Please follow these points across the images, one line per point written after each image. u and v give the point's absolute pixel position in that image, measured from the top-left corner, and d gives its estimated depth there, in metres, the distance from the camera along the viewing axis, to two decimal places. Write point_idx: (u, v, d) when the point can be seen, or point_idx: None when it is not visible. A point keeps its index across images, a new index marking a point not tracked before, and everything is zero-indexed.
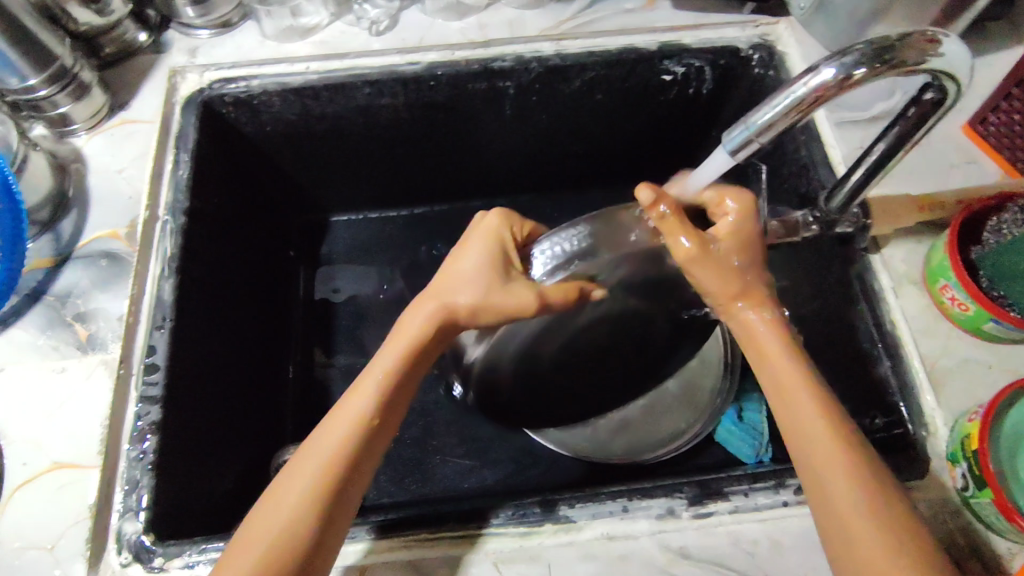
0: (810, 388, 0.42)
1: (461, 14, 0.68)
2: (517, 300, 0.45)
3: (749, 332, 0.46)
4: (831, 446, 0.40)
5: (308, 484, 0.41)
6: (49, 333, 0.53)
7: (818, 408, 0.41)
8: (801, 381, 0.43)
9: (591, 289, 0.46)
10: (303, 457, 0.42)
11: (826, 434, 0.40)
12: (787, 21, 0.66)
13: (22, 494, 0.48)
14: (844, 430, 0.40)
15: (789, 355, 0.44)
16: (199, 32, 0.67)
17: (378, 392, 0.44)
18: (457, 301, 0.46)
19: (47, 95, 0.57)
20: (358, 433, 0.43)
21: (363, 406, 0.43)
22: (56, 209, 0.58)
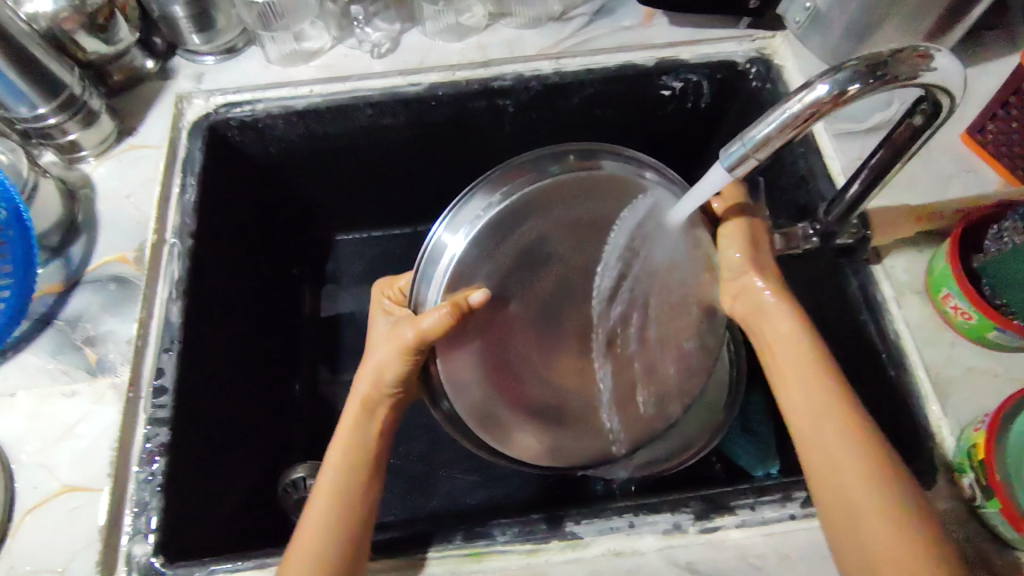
0: (844, 412, 0.44)
1: (461, 34, 0.69)
2: (400, 338, 0.46)
3: (784, 347, 0.48)
4: (861, 468, 0.41)
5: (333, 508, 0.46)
6: (59, 357, 0.54)
7: (855, 440, 0.43)
8: (839, 414, 0.44)
9: (468, 298, 0.44)
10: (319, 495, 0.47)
11: (858, 455, 0.42)
12: (783, 34, 0.67)
13: (34, 517, 0.48)
14: (874, 454, 0.42)
15: (827, 379, 0.45)
16: (205, 58, 0.68)
17: (343, 465, 0.48)
18: (363, 386, 0.51)
19: (57, 122, 0.58)
20: (343, 491, 0.47)
21: (337, 474, 0.47)
22: (66, 235, 0.58)
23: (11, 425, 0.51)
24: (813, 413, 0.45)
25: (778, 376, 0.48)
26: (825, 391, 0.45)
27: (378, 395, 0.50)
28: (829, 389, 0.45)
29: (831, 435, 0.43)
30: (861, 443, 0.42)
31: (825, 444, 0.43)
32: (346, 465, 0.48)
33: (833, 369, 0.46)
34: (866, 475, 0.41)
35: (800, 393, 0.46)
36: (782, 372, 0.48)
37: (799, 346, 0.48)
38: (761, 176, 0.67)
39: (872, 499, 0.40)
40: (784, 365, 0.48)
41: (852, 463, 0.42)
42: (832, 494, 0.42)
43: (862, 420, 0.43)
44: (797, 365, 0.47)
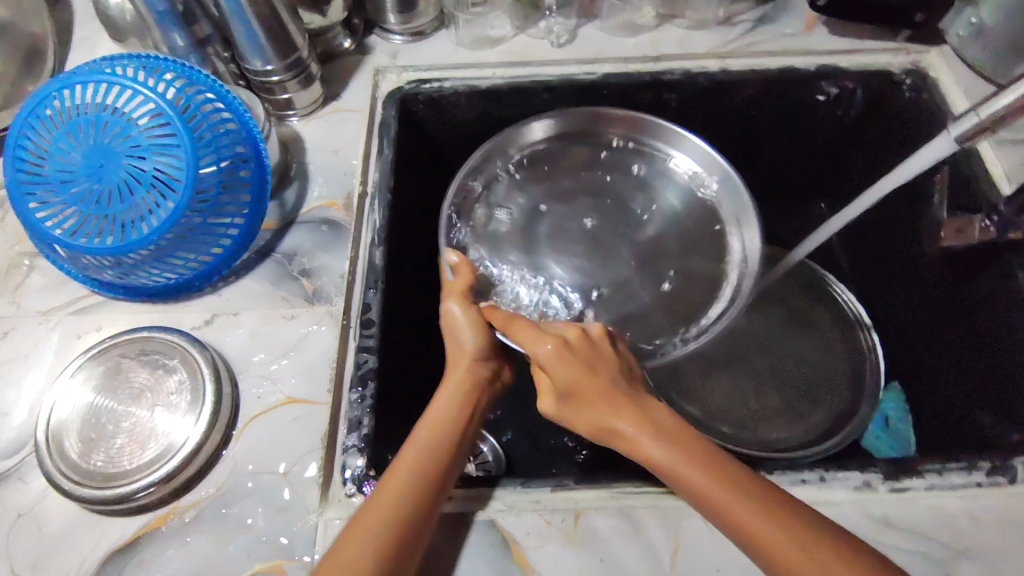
0: (716, 477, 0.43)
1: (634, 31, 0.74)
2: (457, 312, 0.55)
3: (641, 431, 0.45)
4: (795, 543, 0.39)
5: (403, 498, 0.44)
6: (278, 285, 0.59)
7: (768, 515, 0.41)
8: (728, 481, 0.42)
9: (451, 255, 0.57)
10: (394, 476, 0.45)
11: (772, 527, 0.40)
12: (938, 49, 0.71)
13: (259, 422, 0.53)
14: (782, 519, 0.40)
15: (677, 445, 0.44)
16: (396, 37, 0.74)
17: (411, 468, 0.46)
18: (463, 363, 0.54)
19: (280, 80, 0.65)
20: (406, 494, 0.44)
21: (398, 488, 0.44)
22: (282, 180, 0.64)
23: (236, 341, 0.56)
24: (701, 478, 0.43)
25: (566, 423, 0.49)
26: (704, 457, 0.43)
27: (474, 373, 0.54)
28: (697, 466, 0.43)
29: (678, 456, 0.44)
30: (701, 449, 0.44)
31: (741, 521, 0.41)
32: (420, 466, 0.46)
33: (658, 432, 0.45)
34: (735, 482, 0.42)
35: (619, 422, 0.46)
36: (671, 473, 0.44)
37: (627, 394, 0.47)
38: (945, 166, 0.65)
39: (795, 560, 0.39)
40: (597, 417, 0.47)
41: (782, 543, 0.40)
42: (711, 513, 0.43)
43: (737, 482, 0.42)
44: (663, 432, 0.45)
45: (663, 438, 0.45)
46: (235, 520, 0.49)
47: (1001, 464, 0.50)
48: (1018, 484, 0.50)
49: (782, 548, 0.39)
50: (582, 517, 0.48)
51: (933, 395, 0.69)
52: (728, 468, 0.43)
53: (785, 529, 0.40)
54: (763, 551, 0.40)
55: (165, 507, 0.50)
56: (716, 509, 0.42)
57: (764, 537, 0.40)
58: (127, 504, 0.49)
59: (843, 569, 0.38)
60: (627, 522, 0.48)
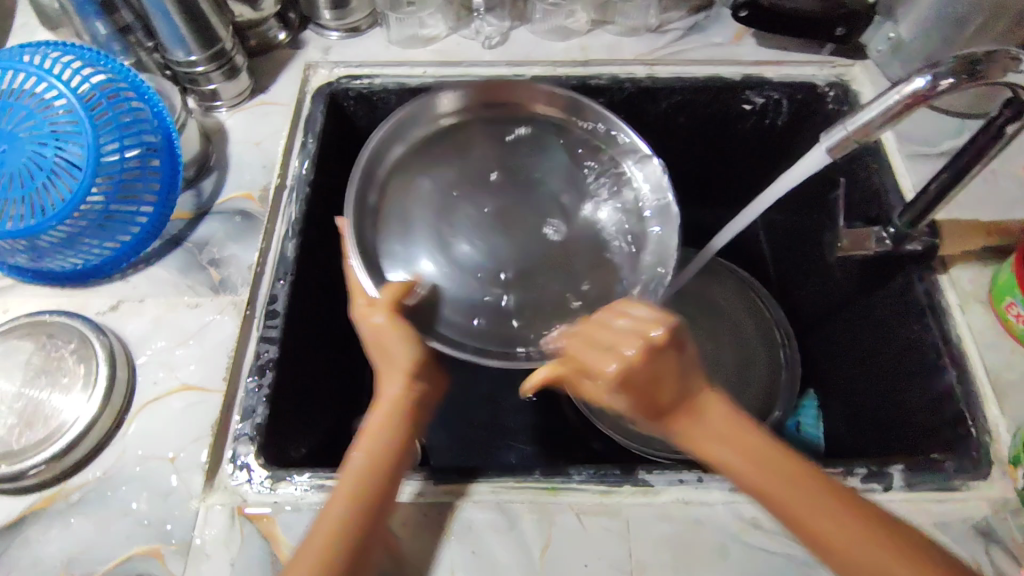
0: (809, 491, 0.40)
1: (565, 36, 0.75)
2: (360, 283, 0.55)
3: (738, 439, 0.43)
4: (896, 556, 0.38)
5: (350, 489, 0.44)
6: (186, 274, 0.60)
7: (834, 518, 0.39)
8: (813, 487, 0.41)
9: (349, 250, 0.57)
10: (337, 494, 0.44)
11: (858, 543, 0.39)
12: (862, 64, 0.71)
13: (152, 408, 0.53)
14: (895, 540, 0.39)
15: (780, 458, 0.42)
16: (330, 33, 0.75)
17: (361, 469, 0.45)
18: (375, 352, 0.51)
19: (205, 71, 0.65)
20: (354, 493, 0.43)
21: (343, 489, 0.44)
22: (200, 170, 0.65)
23: (139, 327, 0.57)
24: (785, 488, 0.41)
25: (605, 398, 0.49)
26: (797, 475, 0.41)
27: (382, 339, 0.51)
28: (805, 489, 0.41)
29: (721, 445, 0.43)
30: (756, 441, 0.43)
31: (825, 538, 0.39)
32: (365, 470, 0.45)
33: (775, 448, 0.43)
34: (773, 469, 0.42)
35: (673, 420, 0.44)
36: (764, 494, 0.41)
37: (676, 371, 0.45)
38: (841, 176, 0.69)
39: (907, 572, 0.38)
40: (709, 445, 0.43)
41: (858, 551, 0.38)
42: (781, 518, 0.41)
43: (818, 486, 0.41)
44: (759, 456, 0.42)
45: (775, 451, 0.42)
46: (119, 504, 0.50)
47: (877, 470, 0.52)
48: (890, 491, 0.51)
49: (880, 566, 0.38)
50: (459, 510, 0.49)
51: (842, 402, 0.70)
52: (764, 449, 0.42)
53: (883, 538, 0.39)
54: (855, 567, 0.39)
55: (53, 488, 0.51)
56: (791, 518, 0.40)
57: (856, 554, 0.39)
58: (15, 482, 0.50)
59: (893, 558, 0.38)
60: (504, 516, 0.49)
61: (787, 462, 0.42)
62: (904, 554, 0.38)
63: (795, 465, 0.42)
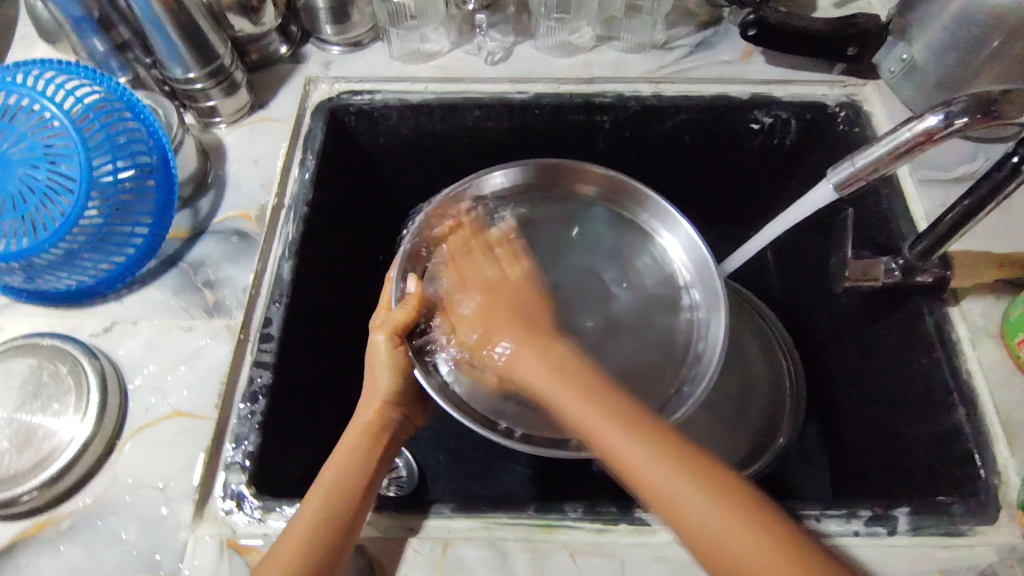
0: (660, 468, 0.41)
1: (569, 52, 0.73)
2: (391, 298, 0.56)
3: (578, 388, 0.46)
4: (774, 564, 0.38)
5: (310, 519, 0.46)
6: (180, 295, 0.59)
7: (695, 497, 0.40)
8: (727, 490, 0.41)
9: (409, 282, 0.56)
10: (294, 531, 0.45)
11: (744, 540, 0.39)
12: (874, 83, 0.70)
13: (143, 434, 0.53)
14: (739, 530, 0.39)
15: (631, 432, 0.43)
16: (332, 47, 0.74)
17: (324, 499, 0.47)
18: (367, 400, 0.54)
19: (203, 88, 0.64)
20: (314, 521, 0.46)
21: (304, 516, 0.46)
22: (197, 188, 0.64)
23: (132, 350, 0.56)
24: (631, 466, 0.42)
25: (490, 333, 0.53)
26: (670, 453, 0.42)
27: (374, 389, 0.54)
28: (665, 466, 0.42)
29: (623, 430, 0.43)
30: (648, 428, 0.43)
31: (693, 518, 0.40)
32: (329, 497, 0.47)
33: (635, 427, 0.43)
34: (702, 470, 0.42)
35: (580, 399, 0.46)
36: (620, 462, 0.43)
37: (570, 355, 0.49)
38: (850, 207, 0.66)
39: None
40: (562, 391, 0.46)
41: (751, 555, 0.39)
42: (642, 497, 0.42)
43: (685, 472, 0.41)
44: (616, 413, 0.44)
45: (647, 430, 0.43)
46: (109, 533, 0.49)
47: (881, 513, 0.50)
48: (894, 535, 0.50)
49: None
50: (451, 546, 0.48)
51: (849, 431, 0.68)
52: (630, 419, 0.44)
53: (779, 551, 0.38)
54: (730, 565, 0.39)
55: (43, 515, 0.50)
56: (659, 504, 0.41)
57: (750, 560, 0.39)
58: (6, 509, 0.49)
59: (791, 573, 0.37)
60: (497, 554, 0.48)
61: (654, 443, 0.43)
62: (793, 570, 0.38)
63: (653, 439, 0.43)
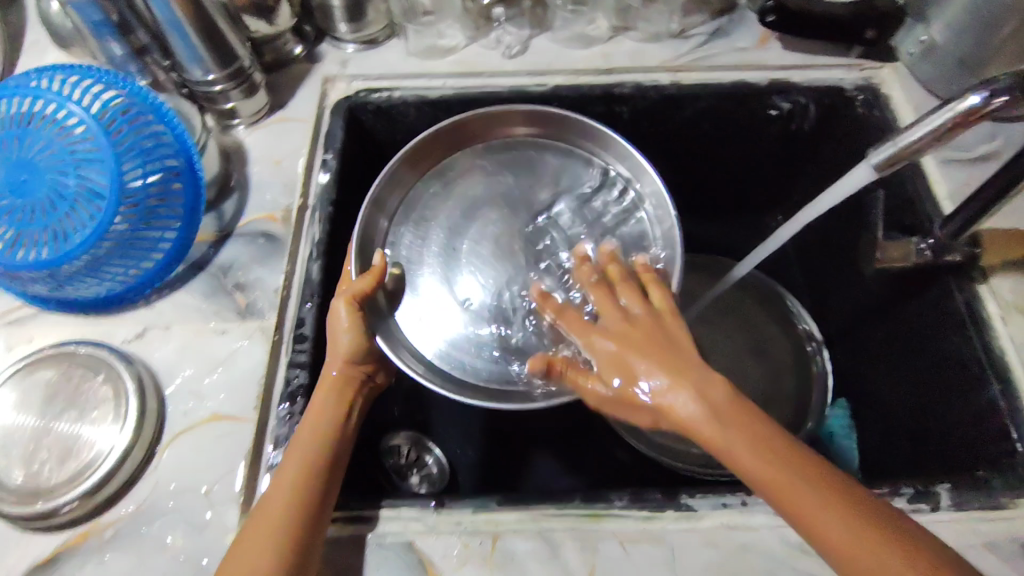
0: (738, 426, 0.41)
1: (586, 43, 0.73)
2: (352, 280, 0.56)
3: (667, 354, 0.44)
4: (848, 523, 0.38)
5: (283, 506, 0.45)
6: (211, 299, 0.59)
7: (770, 457, 0.41)
8: (799, 457, 0.41)
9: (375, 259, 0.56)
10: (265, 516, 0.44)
11: (820, 501, 0.39)
12: (891, 65, 0.70)
13: (183, 438, 0.53)
14: (818, 491, 0.39)
15: (713, 392, 0.42)
16: (347, 45, 0.73)
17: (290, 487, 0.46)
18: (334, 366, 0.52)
19: (223, 89, 0.64)
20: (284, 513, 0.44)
21: (277, 506, 0.45)
22: (220, 191, 0.64)
23: (166, 355, 0.56)
24: (712, 426, 0.41)
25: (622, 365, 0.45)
26: (743, 414, 0.42)
27: (341, 363, 0.53)
28: (738, 429, 0.41)
29: (690, 395, 0.42)
30: (726, 398, 0.42)
31: (769, 480, 0.40)
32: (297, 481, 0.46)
33: (716, 389, 0.42)
34: (770, 441, 0.41)
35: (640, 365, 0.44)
36: (691, 425, 0.42)
37: (662, 327, 0.46)
38: (879, 189, 0.66)
39: (871, 555, 0.37)
40: (634, 361, 0.44)
41: (829, 519, 0.39)
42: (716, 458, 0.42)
43: (760, 432, 0.41)
44: (690, 376, 0.43)
45: (721, 393, 0.42)
46: (154, 540, 0.49)
47: (924, 490, 0.51)
48: (939, 511, 0.50)
49: (842, 535, 0.38)
50: (501, 539, 0.48)
51: (878, 412, 0.68)
52: (706, 380, 0.43)
53: (852, 510, 0.39)
54: (809, 527, 0.39)
55: (85, 525, 0.50)
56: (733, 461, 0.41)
57: (822, 520, 0.39)
58: (49, 519, 0.49)
59: (873, 539, 0.38)
60: (546, 544, 0.48)
61: (732, 405, 0.42)
62: (870, 529, 0.38)
63: (732, 402, 0.42)
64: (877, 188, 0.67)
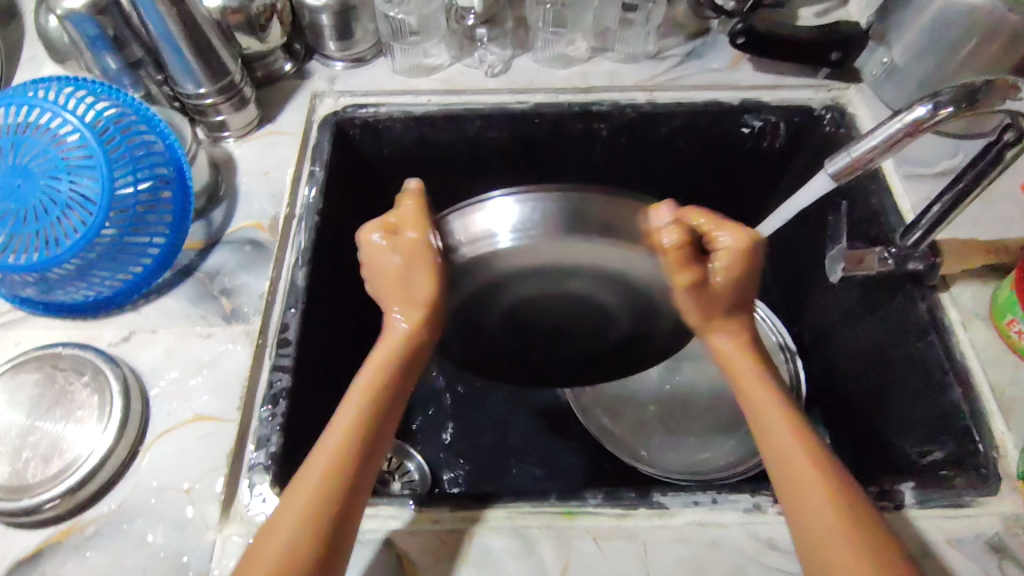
0: (799, 447, 0.45)
1: (566, 63, 0.76)
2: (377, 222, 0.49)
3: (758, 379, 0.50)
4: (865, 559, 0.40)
5: (321, 474, 0.42)
6: (198, 304, 0.60)
7: (816, 480, 0.44)
8: (846, 498, 0.43)
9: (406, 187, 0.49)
10: (304, 480, 0.43)
11: (844, 533, 0.41)
12: (857, 86, 0.74)
13: (166, 439, 0.53)
14: (840, 519, 0.42)
15: (789, 419, 0.47)
16: (336, 63, 0.76)
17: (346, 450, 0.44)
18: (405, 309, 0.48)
19: (213, 103, 0.66)
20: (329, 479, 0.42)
21: (318, 470, 0.43)
22: (209, 200, 0.65)
23: (151, 358, 0.57)
24: (779, 441, 0.46)
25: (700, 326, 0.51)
26: (816, 448, 0.46)
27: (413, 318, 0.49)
28: (800, 452, 0.45)
29: (778, 409, 0.48)
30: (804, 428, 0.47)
31: (807, 501, 0.43)
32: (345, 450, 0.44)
33: (799, 422, 0.47)
34: (824, 476, 0.44)
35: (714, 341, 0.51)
36: (762, 432, 0.48)
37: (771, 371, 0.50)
38: (844, 201, 0.69)
39: None
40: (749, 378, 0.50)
41: (843, 546, 0.41)
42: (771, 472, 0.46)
43: (817, 461, 0.45)
44: (772, 405, 0.48)
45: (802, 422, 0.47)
46: (134, 537, 0.49)
47: (889, 488, 0.52)
48: (903, 508, 0.51)
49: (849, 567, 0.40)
50: (477, 536, 0.49)
51: (849, 418, 0.70)
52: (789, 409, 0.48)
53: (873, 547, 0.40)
54: (822, 552, 0.41)
55: (68, 522, 0.50)
56: (780, 474, 0.45)
57: (836, 549, 0.41)
58: (30, 517, 0.49)
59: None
60: (521, 541, 0.49)
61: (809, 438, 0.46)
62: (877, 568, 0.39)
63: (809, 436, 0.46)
64: (843, 199, 0.70)
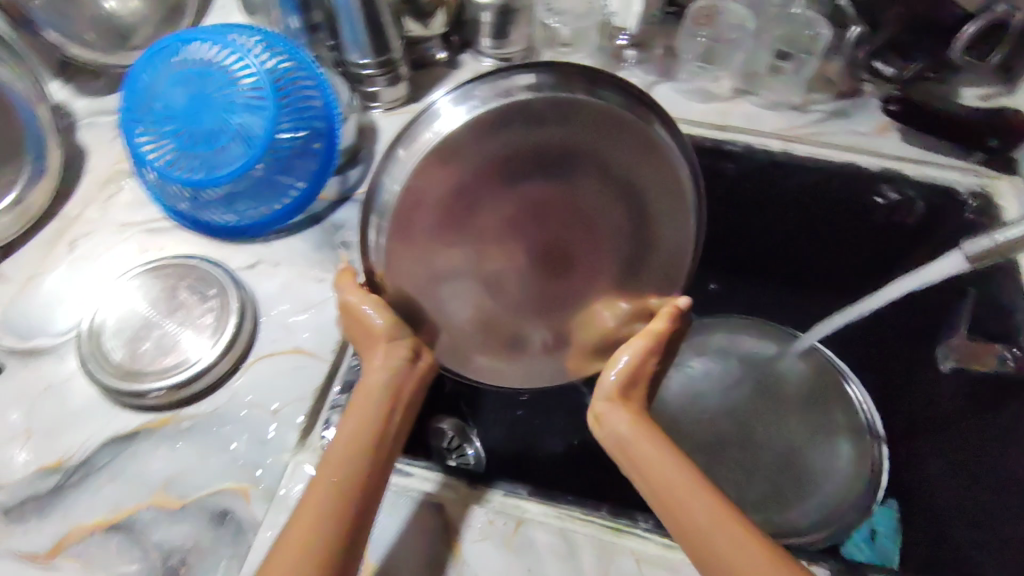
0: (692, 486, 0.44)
1: (705, 99, 0.77)
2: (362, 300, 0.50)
3: (643, 437, 0.48)
4: None
5: (322, 499, 0.43)
6: (318, 250, 0.65)
7: (720, 518, 0.42)
8: (746, 532, 0.41)
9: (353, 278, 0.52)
10: (304, 510, 0.42)
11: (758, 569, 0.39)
12: (1012, 178, 0.69)
13: (266, 362, 0.58)
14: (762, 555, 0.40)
15: (680, 464, 0.46)
16: (486, 59, 0.80)
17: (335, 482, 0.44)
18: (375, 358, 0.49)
19: (372, 74, 0.72)
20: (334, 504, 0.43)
21: (314, 497, 0.43)
22: (349, 160, 0.71)
23: (269, 288, 0.63)
24: (672, 492, 0.44)
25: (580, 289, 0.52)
26: (698, 486, 0.44)
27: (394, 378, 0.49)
28: (702, 497, 0.43)
29: (675, 464, 0.46)
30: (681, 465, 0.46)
31: (719, 549, 0.41)
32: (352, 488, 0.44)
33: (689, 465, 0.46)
34: (720, 516, 0.42)
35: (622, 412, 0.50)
36: (658, 493, 0.45)
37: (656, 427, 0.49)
38: (971, 292, 0.66)
39: None
40: (644, 438, 0.48)
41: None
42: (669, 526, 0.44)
43: (709, 496, 0.43)
44: (664, 458, 0.46)
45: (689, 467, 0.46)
46: (220, 441, 0.54)
47: None
48: None
49: None
50: (524, 525, 0.51)
51: (928, 518, 0.66)
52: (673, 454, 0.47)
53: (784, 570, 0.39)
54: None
55: (167, 413, 0.56)
56: (678, 523, 0.43)
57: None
58: (139, 400, 0.55)
59: None
60: (565, 541, 0.50)
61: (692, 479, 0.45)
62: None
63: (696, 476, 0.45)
64: (970, 289, 0.66)
